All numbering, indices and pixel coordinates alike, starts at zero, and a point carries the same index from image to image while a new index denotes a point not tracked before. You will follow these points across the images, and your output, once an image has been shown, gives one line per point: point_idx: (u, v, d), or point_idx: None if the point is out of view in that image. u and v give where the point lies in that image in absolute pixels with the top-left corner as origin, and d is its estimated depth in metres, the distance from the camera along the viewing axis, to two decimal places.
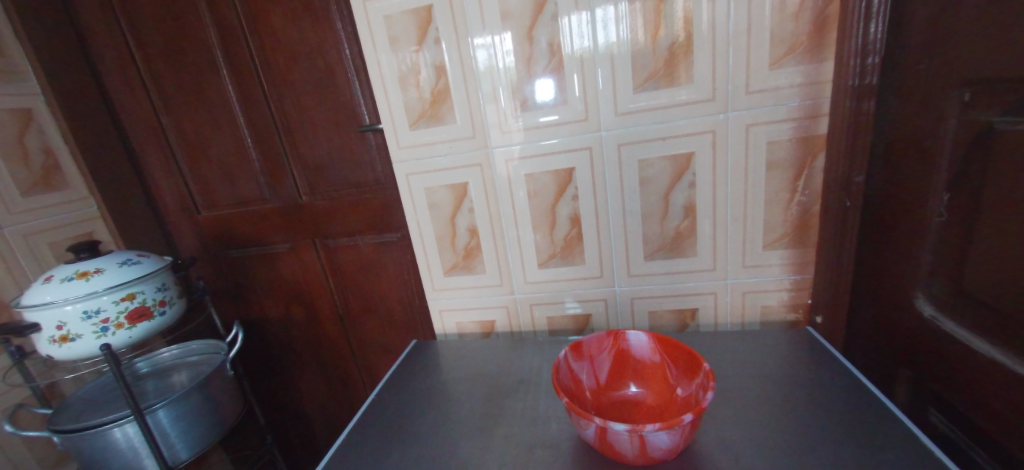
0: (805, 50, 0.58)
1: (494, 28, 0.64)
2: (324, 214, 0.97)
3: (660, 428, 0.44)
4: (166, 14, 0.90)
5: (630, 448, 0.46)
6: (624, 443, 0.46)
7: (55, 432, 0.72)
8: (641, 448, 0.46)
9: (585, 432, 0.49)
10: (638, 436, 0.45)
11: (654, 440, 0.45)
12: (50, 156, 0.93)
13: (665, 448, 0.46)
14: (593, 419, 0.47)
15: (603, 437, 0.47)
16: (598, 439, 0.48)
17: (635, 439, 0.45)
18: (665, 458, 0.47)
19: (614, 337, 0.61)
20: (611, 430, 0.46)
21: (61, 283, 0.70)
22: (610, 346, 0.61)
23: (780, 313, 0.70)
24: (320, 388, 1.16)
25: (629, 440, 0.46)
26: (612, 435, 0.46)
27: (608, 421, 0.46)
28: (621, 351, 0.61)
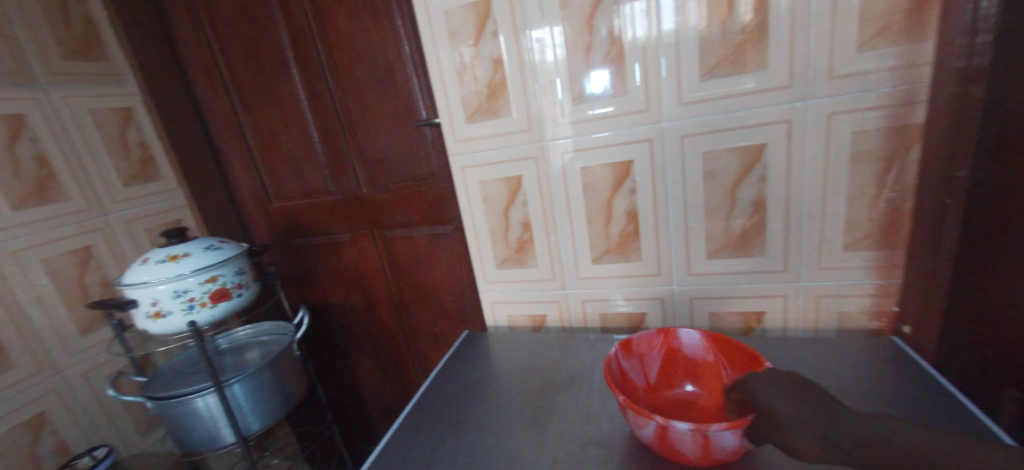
0: (900, 30, 0.52)
1: (553, 17, 0.62)
2: (382, 206, 1.01)
3: (726, 428, 0.43)
4: (242, 17, 0.96)
5: (692, 448, 0.44)
6: (684, 444, 0.45)
7: (149, 398, 0.80)
8: (703, 449, 0.44)
9: (641, 432, 0.47)
10: (702, 437, 0.43)
11: (718, 442, 0.44)
12: (147, 151, 1.04)
13: (729, 450, 0.44)
14: (652, 417, 0.45)
15: (659, 436, 0.46)
16: (655, 438, 0.46)
17: (694, 440, 0.44)
18: (728, 459, 0.45)
19: (664, 335, 0.59)
20: (671, 429, 0.44)
21: (156, 265, 0.78)
22: (660, 344, 0.59)
23: (860, 320, 0.65)
24: (376, 373, 1.22)
25: (689, 440, 0.44)
26: (672, 435, 0.45)
27: (669, 420, 0.44)
28: (671, 349, 0.59)
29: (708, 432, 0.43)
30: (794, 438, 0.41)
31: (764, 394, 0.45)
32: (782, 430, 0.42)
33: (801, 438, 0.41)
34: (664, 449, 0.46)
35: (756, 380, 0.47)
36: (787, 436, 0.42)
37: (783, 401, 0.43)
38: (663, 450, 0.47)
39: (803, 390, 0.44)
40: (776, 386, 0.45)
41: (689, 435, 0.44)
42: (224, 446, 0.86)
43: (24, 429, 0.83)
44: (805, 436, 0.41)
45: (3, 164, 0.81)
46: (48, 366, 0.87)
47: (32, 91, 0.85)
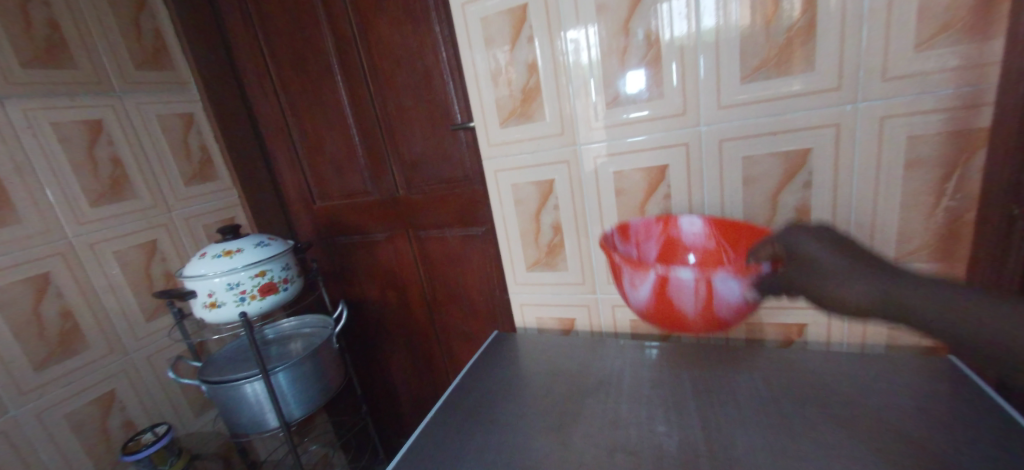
0: (963, 28, 0.49)
1: (588, 20, 0.62)
2: (417, 206, 1.04)
3: (730, 275, 0.49)
4: (291, 26, 1.01)
5: (693, 295, 0.51)
6: (685, 294, 0.52)
7: (204, 382, 0.86)
8: (703, 299, 0.51)
9: (641, 288, 0.55)
10: (704, 285, 0.50)
11: (720, 290, 0.50)
12: (205, 152, 1.12)
13: (730, 299, 0.51)
14: (653, 269, 0.52)
15: (660, 288, 0.53)
16: (655, 292, 0.54)
17: (695, 288, 0.51)
18: (725, 311, 0.52)
19: (664, 223, 0.64)
20: (673, 278, 0.51)
21: (213, 259, 0.84)
22: (659, 232, 0.64)
23: (913, 337, 0.61)
24: (409, 368, 1.26)
25: (691, 289, 0.51)
26: (673, 284, 0.52)
27: (669, 270, 0.51)
28: (670, 236, 0.64)
29: (710, 279, 0.50)
30: (834, 287, 0.45)
31: (807, 249, 0.48)
32: (814, 275, 0.47)
33: (843, 288, 0.45)
34: (663, 301, 0.54)
35: (796, 236, 0.49)
36: (829, 284, 0.46)
37: (823, 253, 0.47)
38: (664, 304, 0.54)
39: (841, 244, 0.47)
40: (816, 240, 0.48)
41: (691, 282, 0.50)
42: (268, 430, 0.91)
43: (97, 405, 0.92)
44: (851, 289, 0.44)
45: (84, 165, 0.91)
46: (119, 348, 0.96)
47: (109, 98, 0.95)
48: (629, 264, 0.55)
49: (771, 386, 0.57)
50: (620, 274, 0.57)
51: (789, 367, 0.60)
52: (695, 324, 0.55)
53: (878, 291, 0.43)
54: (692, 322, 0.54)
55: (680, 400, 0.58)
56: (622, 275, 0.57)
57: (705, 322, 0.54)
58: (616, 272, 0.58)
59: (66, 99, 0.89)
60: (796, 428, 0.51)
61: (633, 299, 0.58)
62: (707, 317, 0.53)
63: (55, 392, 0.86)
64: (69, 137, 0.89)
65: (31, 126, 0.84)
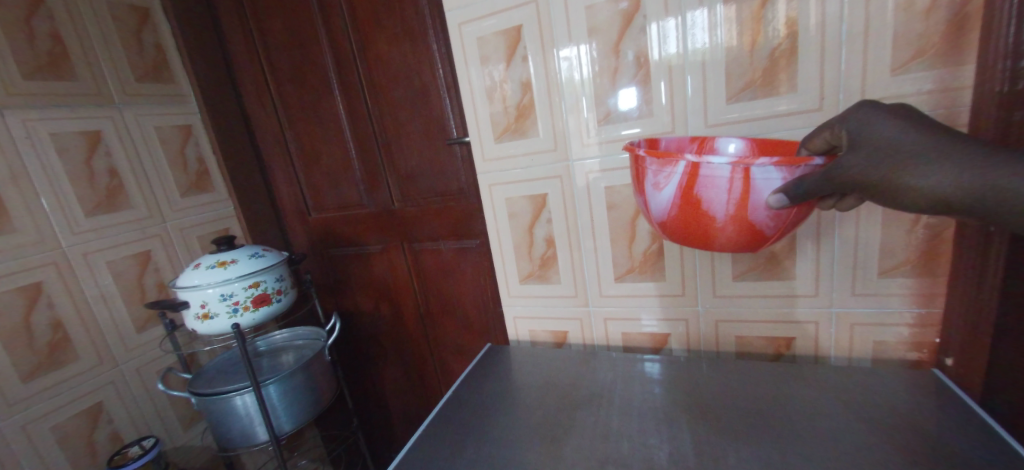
0: (937, 54, 0.51)
1: (580, 40, 0.64)
2: (413, 219, 1.05)
3: (773, 163, 0.43)
4: (291, 41, 1.03)
5: (726, 190, 0.45)
6: (717, 192, 0.45)
7: (193, 394, 0.86)
8: (738, 195, 0.45)
9: (667, 188, 0.48)
10: (741, 176, 0.44)
11: (759, 184, 0.44)
12: (202, 164, 1.13)
13: (765, 197, 0.45)
14: (684, 157, 0.45)
15: (690, 185, 0.46)
16: (684, 190, 0.47)
17: (730, 182, 0.44)
18: (758, 217, 0.46)
19: (697, 146, 0.59)
20: (706, 168, 0.45)
21: (206, 269, 0.84)
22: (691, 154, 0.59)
23: (898, 351, 0.62)
24: (402, 381, 1.25)
25: (725, 182, 0.45)
26: (704, 175, 0.45)
27: (704, 155, 0.44)
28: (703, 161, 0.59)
29: (749, 168, 0.43)
30: (919, 165, 0.41)
31: (885, 127, 0.42)
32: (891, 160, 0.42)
33: (924, 174, 0.41)
34: (691, 201, 0.47)
35: (866, 115, 0.43)
36: (915, 164, 0.41)
37: (905, 133, 0.42)
38: (692, 207, 0.47)
39: (918, 118, 0.43)
40: (892, 117, 0.43)
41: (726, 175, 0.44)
42: (258, 444, 0.90)
43: (84, 417, 0.90)
44: (935, 168, 0.41)
45: (80, 176, 0.91)
46: (108, 360, 0.95)
47: (108, 110, 0.96)
48: (657, 159, 0.48)
49: (760, 399, 0.58)
50: (643, 175, 0.51)
51: (778, 380, 0.61)
52: (725, 233, 0.48)
53: (967, 168, 0.40)
54: (721, 231, 0.48)
55: (671, 413, 0.59)
56: (645, 175, 0.50)
57: (735, 231, 0.47)
58: (638, 173, 0.51)
59: (65, 110, 0.90)
60: (783, 440, 0.52)
61: (654, 205, 0.50)
62: (741, 221, 0.46)
63: (42, 404, 0.85)
64: (68, 147, 0.90)
65: (30, 137, 0.85)
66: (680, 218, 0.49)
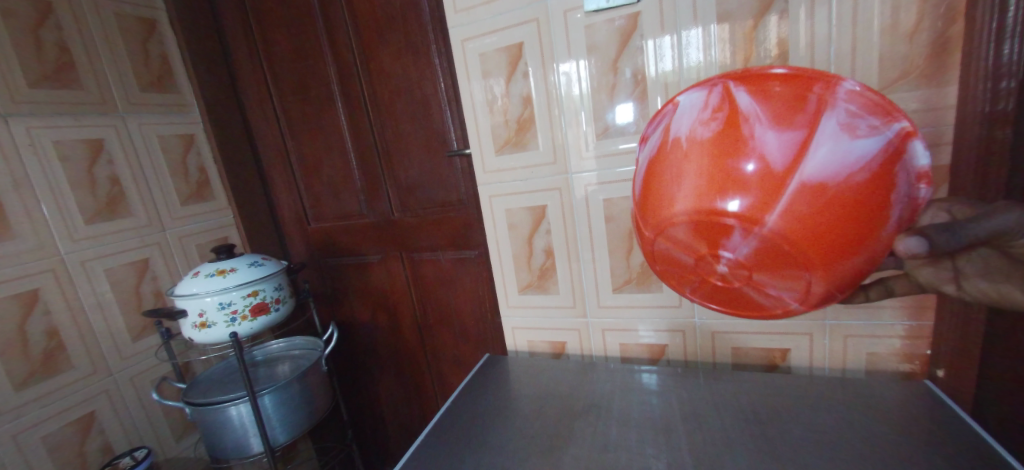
0: (922, 74, 0.53)
1: (578, 56, 0.66)
2: (411, 229, 1.06)
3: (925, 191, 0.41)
4: (296, 53, 1.05)
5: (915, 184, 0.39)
6: (910, 191, 0.38)
7: (188, 403, 0.85)
8: (905, 220, 0.38)
9: (883, 137, 0.37)
10: (915, 252, 0.38)
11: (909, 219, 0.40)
12: (203, 173, 1.14)
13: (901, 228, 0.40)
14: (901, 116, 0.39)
15: (905, 157, 0.38)
16: (899, 158, 0.37)
17: (919, 183, 0.39)
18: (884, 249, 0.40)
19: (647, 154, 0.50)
20: (913, 145, 0.39)
21: (206, 278, 0.84)
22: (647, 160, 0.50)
23: (891, 362, 0.63)
24: (398, 392, 1.24)
25: (915, 176, 0.39)
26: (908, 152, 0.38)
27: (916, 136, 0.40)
28: None
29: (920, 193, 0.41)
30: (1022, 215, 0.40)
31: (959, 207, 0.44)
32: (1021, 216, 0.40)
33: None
34: (886, 176, 0.36)
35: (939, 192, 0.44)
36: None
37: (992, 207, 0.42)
38: (884, 184, 0.36)
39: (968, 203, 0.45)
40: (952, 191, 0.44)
41: (904, 237, 0.38)
42: (251, 455, 0.89)
43: (76, 427, 0.89)
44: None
45: (82, 183, 0.92)
46: (103, 368, 0.94)
47: (111, 119, 0.97)
48: (873, 96, 0.39)
49: (756, 410, 0.59)
50: (829, 106, 0.37)
51: (773, 390, 0.62)
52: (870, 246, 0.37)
53: None
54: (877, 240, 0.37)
55: (668, 424, 0.59)
56: (830, 113, 0.37)
57: (869, 254, 0.37)
58: (803, 105, 0.37)
59: (69, 118, 0.90)
60: (779, 449, 0.53)
61: (835, 152, 0.35)
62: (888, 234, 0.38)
63: (33, 413, 0.84)
64: (70, 155, 0.90)
65: (33, 145, 0.85)
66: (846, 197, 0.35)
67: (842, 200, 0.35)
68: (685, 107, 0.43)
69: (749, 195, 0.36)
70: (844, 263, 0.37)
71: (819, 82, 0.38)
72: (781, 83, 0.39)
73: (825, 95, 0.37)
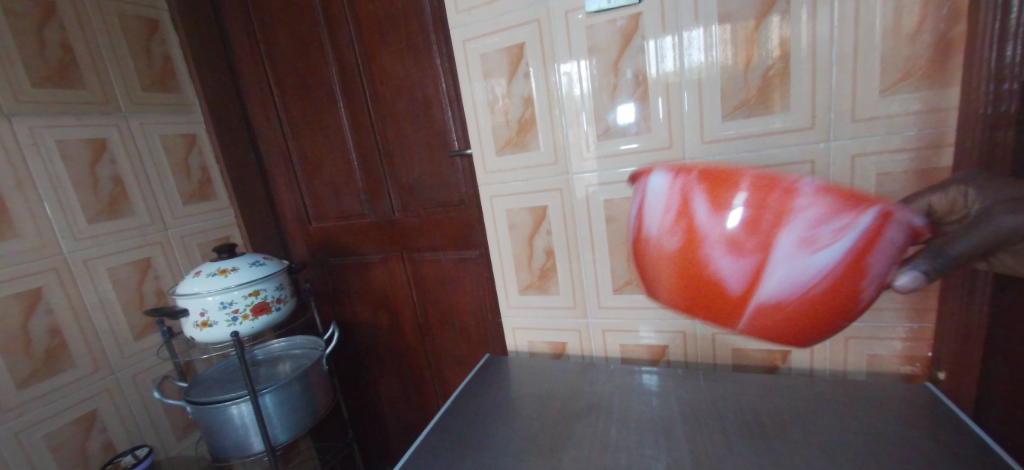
0: (924, 76, 0.53)
1: (580, 56, 0.66)
2: (412, 229, 1.06)
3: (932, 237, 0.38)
4: (298, 53, 1.05)
5: (897, 263, 0.37)
6: (889, 269, 0.37)
7: (189, 402, 0.85)
8: (887, 290, 0.39)
9: (854, 240, 0.35)
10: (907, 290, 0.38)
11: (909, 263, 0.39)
12: (205, 172, 1.14)
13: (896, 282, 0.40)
14: (881, 201, 0.35)
15: (888, 244, 0.36)
16: (876, 252, 0.36)
17: (912, 248, 0.37)
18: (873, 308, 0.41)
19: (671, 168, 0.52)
20: (897, 226, 0.36)
21: (207, 277, 0.85)
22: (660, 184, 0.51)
23: (892, 364, 0.63)
24: (398, 392, 1.24)
25: (901, 253, 0.37)
26: (890, 237, 0.36)
27: (906, 212, 0.36)
28: None
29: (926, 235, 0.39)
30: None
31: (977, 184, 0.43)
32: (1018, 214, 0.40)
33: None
34: (852, 276, 0.37)
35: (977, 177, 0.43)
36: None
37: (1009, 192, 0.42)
38: (852, 286, 0.37)
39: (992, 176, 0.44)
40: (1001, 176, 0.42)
41: (899, 274, 0.38)
42: (252, 455, 0.90)
43: (78, 425, 0.90)
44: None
45: (85, 183, 0.92)
46: (105, 367, 0.94)
47: (114, 118, 0.97)
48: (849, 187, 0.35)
49: (757, 412, 0.59)
50: (785, 224, 0.36)
51: (773, 391, 0.62)
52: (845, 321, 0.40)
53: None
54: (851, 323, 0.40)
55: (669, 425, 0.59)
56: (783, 226, 0.36)
57: (844, 327, 0.40)
58: (759, 220, 0.37)
59: (72, 117, 0.91)
60: (779, 450, 0.53)
61: (781, 270, 0.37)
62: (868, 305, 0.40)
63: (35, 411, 0.85)
64: (73, 154, 0.91)
65: (36, 144, 0.86)
66: (805, 305, 0.38)
67: (799, 313, 0.38)
68: (651, 196, 0.41)
69: (710, 314, 0.41)
70: (815, 341, 0.41)
71: (777, 188, 0.36)
72: (736, 193, 0.37)
73: (783, 205, 0.36)
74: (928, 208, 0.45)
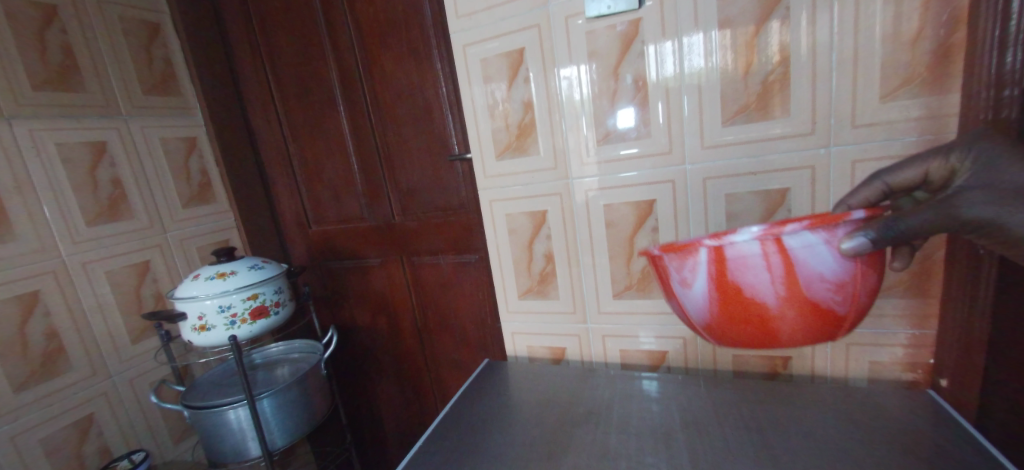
0: (925, 82, 0.53)
1: (580, 61, 0.66)
2: (412, 233, 1.06)
3: (804, 227, 0.42)
4: (299, 57, 1.05)
5: (763, 267, 0.44)
6: (756, 275, 0.44)
7: (187, 407, 0.85)
8: (788, 284, 0.44)
9: (701, 272, 0.46)
10: (852, 256, 0.43)
11: (831, 249, 0.43)
12: (205, 175, 1.14)
13: (818, 268, 0.43)
14: (703, 243, 0.45)
15: (735, 262, 0.45)
16: (729, 271, 0.45)
17: (770, 250, 0.43)
18: (821, 294, 0.44)
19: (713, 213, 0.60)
20: (733, 250, 0.44)
21: (205, 281, 0.84)
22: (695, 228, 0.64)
23: (894, 371, 0.63)
24: (397, 397, 1.24)
25: (760, 260, 0.44)
26: (733, 259, 0.45)
27: (728, 239, 0.44)
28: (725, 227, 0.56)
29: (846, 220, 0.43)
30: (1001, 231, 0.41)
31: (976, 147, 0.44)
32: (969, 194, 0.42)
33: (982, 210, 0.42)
34: (731, 291, 0.46)
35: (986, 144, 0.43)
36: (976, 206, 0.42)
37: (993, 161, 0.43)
38: (734, 298, 0.46)
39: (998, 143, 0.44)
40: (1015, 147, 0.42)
41: (844, 242, 0.43)
42: (250, 459, 0.89)
43: (75, 429, 0.89)
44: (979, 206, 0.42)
45: (84, 185, 0.92)
46: (102, 370, 0.94)
47: (115, 121, 0.97)
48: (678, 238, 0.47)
49: (758, 419, 0.58)
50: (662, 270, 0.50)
51: (774, 398, 0.62)
52: (790, 318, 0.45)
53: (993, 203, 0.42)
54: (780, 318, 0.46)
55: (669, 431, 0.59)
56: (668, 273, 0.49)
57: (792, 320, 0.46)
58: (660, 275, 0.51)
59: (72, 120, 0.91)
60: (780, 457, 0.52)
61: (690, 306, 0.49)
62: (800, 299, 0.44)
63: (32, 415, 0.84)
64: (73, 157, 0.91)
65: (36, 146, 0.86)
66: (723, 321, 0.48)
67: (721, 326, 0.49)
68: None
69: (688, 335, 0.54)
70: (781, 338, 0.47)
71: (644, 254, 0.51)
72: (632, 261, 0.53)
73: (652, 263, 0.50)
74: (924, 171, 0.48)
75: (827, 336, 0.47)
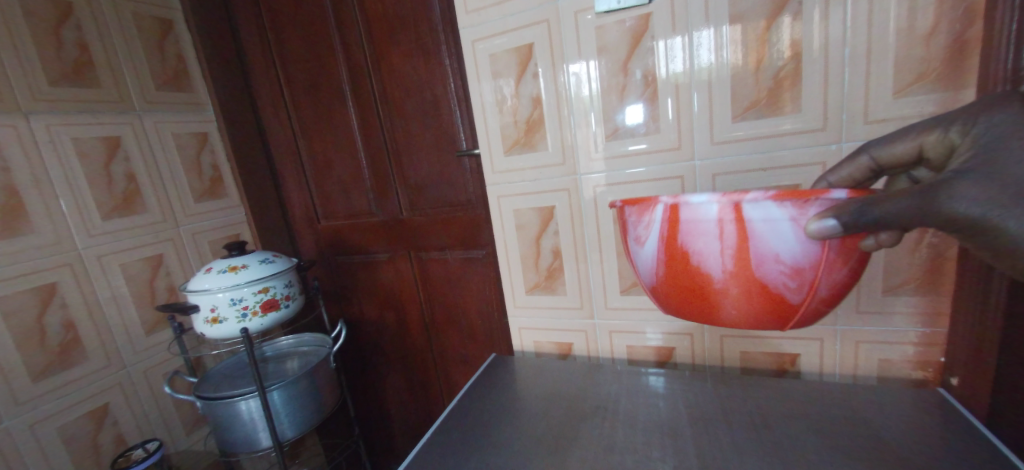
0: (938, 77, 0.52)
1: (588, 57, 0.66)
2: (420, 228, 1.07)
3: (769, 198, 0.41)
4: (308, 53, 1.06)
5: (717, 234, 0.43)
6: (706, 240, 0.44)
7: (199, 397, 0.86)
8: (737, 257, 0.43)
9: (657, 229, 0.47)
10: (815, 238, 0.41)
11: (795, 227, 0.41)
12: (216, 170, 1.16)
13: (772, 246, 0.42)
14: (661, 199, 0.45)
15: (689, 225, 0.44)
16: (681, 233, 0.45)
17: (727, 219, 0.42)
18: (770, 276, 0.43)
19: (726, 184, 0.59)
20: (688, 210, 0.44)
21: (218, 274, 0.86)
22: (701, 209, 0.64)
23: (903, 369, 0.62)
24: (404, 390, 1.25)
25: (712, 226, 0.43)
26: (687, 220, 0.44)
27: (688, 197, 0.44)
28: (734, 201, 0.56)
29: (821, 197, 0.40)
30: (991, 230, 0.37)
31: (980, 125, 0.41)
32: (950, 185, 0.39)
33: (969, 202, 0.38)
34: (678, 254, 0.46)
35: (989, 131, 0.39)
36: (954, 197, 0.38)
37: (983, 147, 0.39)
38: (680, 261, 0.46)
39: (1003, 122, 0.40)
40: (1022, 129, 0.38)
41: (810, 223, 0.40)
42: (261, 450, 0.91)
43: (91, 418, 0.91)
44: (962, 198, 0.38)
45: (99, 180, 0.94)
46: (117, 361, 0.96)
47: (128, 117, 0.99)
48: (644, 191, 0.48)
49: (765, 415, 0.58)
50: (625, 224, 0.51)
51: (782, 395, 0.61)
52: (730, 295, 0.45)
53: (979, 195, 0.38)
54: (723, 292, 0.45)
55: (676, 427, 0.59)
56: (628, 227, 0.50)
57: (736, 298, 0.45)
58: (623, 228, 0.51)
59: (87, 116, 0.92)
60: (787, 454, 0.52)
61: (641, 263, 0.50)
62: (745, 277, 0.43)
63: (50, 404, 0.86)
64: (88, 152, 0.92)
65: (53, 142, 0.87)
66: (670, 286, 0.49)
67: (668, 291, 0.49)
68: None
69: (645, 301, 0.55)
70: (722, 313, 0.47)
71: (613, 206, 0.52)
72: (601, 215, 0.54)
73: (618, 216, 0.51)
74: (920, 145, 0.45)
75: (770, 323, 0.46)
